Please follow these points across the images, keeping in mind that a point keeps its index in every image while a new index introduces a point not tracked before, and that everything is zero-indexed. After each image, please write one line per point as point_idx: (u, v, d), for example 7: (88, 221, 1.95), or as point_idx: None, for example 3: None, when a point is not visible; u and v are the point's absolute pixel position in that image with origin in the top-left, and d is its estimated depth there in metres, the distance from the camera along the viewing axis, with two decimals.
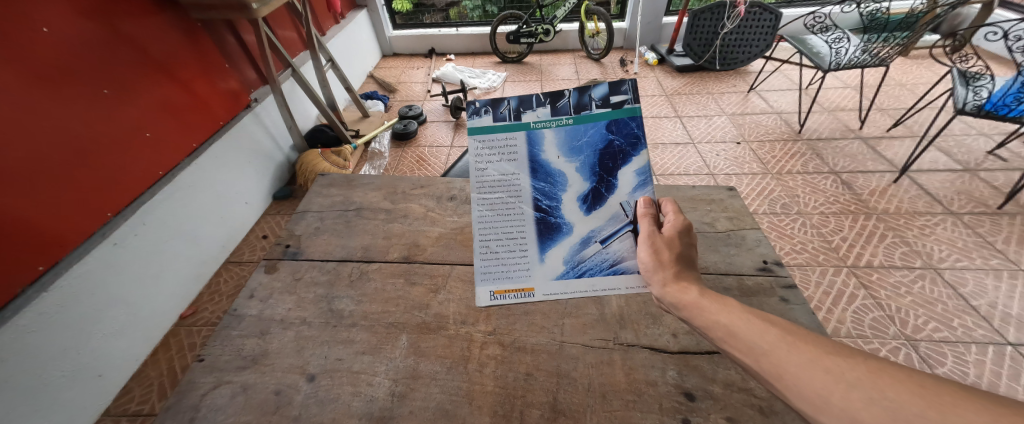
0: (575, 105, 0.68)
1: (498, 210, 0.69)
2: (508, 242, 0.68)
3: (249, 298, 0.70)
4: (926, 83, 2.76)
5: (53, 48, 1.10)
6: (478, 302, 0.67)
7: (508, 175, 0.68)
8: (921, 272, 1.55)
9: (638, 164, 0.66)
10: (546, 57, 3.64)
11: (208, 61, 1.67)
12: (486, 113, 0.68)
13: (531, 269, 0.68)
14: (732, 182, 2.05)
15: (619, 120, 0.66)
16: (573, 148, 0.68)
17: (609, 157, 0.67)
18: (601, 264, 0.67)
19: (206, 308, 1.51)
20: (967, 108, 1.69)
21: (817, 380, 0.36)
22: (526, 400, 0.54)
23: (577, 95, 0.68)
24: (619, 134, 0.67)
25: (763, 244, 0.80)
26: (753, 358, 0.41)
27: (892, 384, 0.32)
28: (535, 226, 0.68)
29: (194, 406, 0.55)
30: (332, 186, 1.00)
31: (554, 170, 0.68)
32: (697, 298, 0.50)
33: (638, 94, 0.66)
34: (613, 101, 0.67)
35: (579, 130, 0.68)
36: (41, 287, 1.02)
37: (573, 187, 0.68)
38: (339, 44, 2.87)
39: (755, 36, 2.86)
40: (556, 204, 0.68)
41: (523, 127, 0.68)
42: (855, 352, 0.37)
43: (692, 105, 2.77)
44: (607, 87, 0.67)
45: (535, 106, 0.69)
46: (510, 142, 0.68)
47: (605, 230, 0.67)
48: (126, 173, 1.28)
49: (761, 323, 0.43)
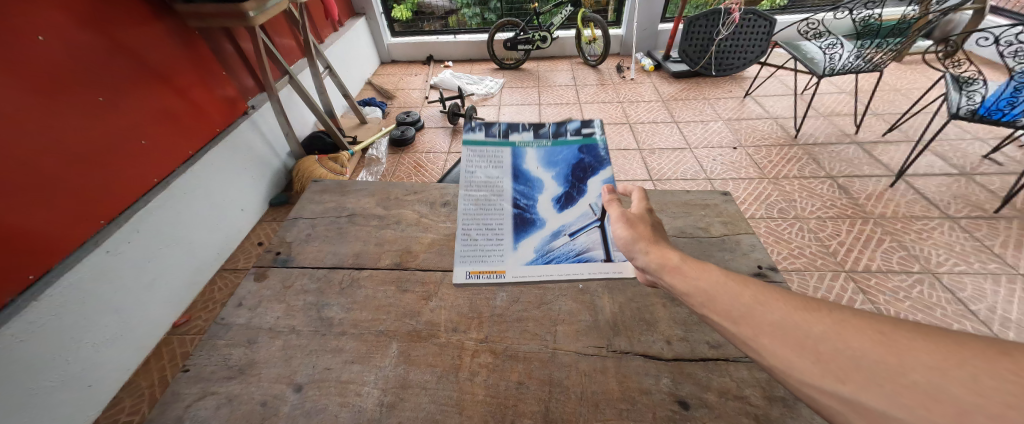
0: (554, 132, 0.79)
1: (478, 205, 0.72)
2: (484, 231, 0.69)
3: (238, 307, 0.70)
4: (919, 88, 2.78)
5: (49, 57, 1.10)
6: (456, 278, 0.66)
7: (492, 178, 0.74)
8: (919, 277, 1.54)
9: (605, 175, 0.73)
10: (544, 63, 3.67)
11: (206, 69, 1.68)
12: (479, 131, 0.79)
13: (504, 251, 0.67)
14: (729, 187, 2.05)
15: (589, 145, 0.77)
16: (550, 162, 0.76)
17: (580, 169, 0.74)
18: (570, 252, 0.66)
19: (199, 316, 1.49)
20: (962, 112, 1.71)
21: (789, 338, 0.35)
22: (517, 410, 0.53)
23: (555, 126, 0.80)
24: (588, 155, 0.76)
25: (758, 249, 0.79)
26: (727, 319, 0.40)
27: (853, 332, 0.32)
28: (511, 219, 0.71)
29: (177, 418, 0.54)
30: (325, 193, 0.99)
31: (533, 177, 0.74)
32: (676, 261, 0.48)
33: (603, 131, 0.79)
34: (583, 132, 0.79)
35: (556, 150, 0.77)
36: (30, 296, 1.01)
37: (548, 190, 0.73)
38: (337, 51, 2.89)
39: (749, 43, 2.88)
40: (532, 203, 0.72)
41: (509, 145, 0.78)
42: (822, 303, 0.36)
43: (688, 110, 2.78)
44: (579, 123, 0.80)
45: (520, 130, 0.80)
46: (497, 154, 0.77)
47: (575, 223, 0.69)
48: (121, 181, 1.28)
49: (735, 283, 0.42)
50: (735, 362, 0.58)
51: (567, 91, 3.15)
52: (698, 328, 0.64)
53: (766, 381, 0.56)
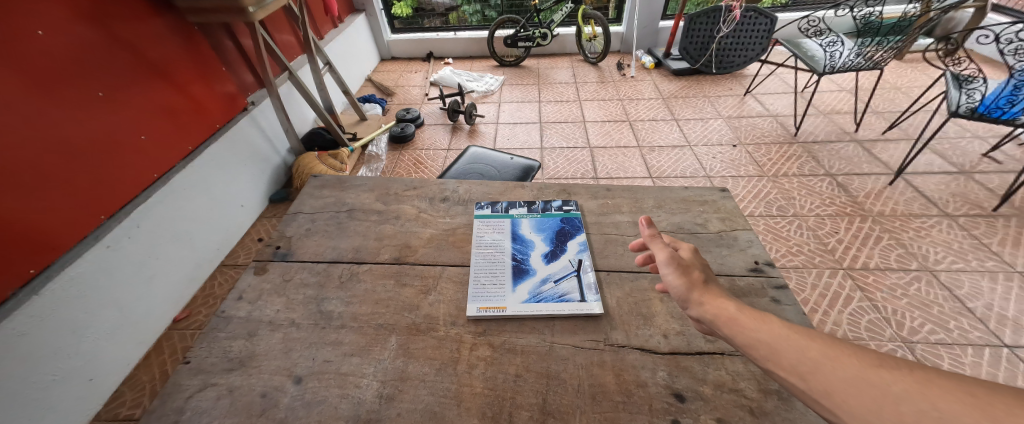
0: (541, 208, 0.92)
1: (481, 256, 0.78)
2: (485, 276, 0.74)
3: (238, 300, 0.70)
4: (920, 86, 2.77)
5: (47, 50, 1.10)
6: (466, 313, 0.66)
7: (493, 239, 0.83)
8: (917, 274, 1.55)
9: (581, 239, 0.83)
10: (544, 61, 3.66)
11: (205, 65, 1.68)
12: (485, 208, 0.93)
13: (501, 293, 0.70)
14: (728, 184, 2.06)
15: (569, 218, 0.89)
16: (539, 229, 0.86)
17: (562, 234, 0.84)
18: (557, 294, 0.69)
19: (200, 312, 1.50)
20: (960, 110, 1.71)
21: (865, 396, 0.35)
22: (515, 402, 0.54)
23: (542, 204, 0.93)
24: (568, 224, 0.87)
25: (755, 245, 0.80)
26: (799, 378, 0.40)
27: (941, 395, 0.32)
28: (508, 268, 0.76)
29: (178, 409, 0.54)
30: (325, 188, 1.00)
31: (525, 238, 0.83)
32: (736, 314, 0.48)
33: (579, 207, 0.92)
34: (563, 209, 0.92)
35: (544, 221, 0.88)
36: (31, 291, 1.01)
37: (538, 248, 0.80)
38: (337, 47, 2.89)
39: (750, 40, 2.89)
40: (524, 256, 0.78)
41: (508, 217, 0.90)
42: (901, 362, 0.36)
43: (688, 108, 2.78)
44: (560, 201, 0.94)
45: (517, 207, 0.93)
46: (497, 224, 0.88)
47: (559, 272, 0.74)
48: (121, 176, 1.28)
49: (803, 337, 0.43)
50: (731, 357, 0.59)
51: (567, 89, 3.15)
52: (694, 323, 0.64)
53: (761, 375, 0.56)
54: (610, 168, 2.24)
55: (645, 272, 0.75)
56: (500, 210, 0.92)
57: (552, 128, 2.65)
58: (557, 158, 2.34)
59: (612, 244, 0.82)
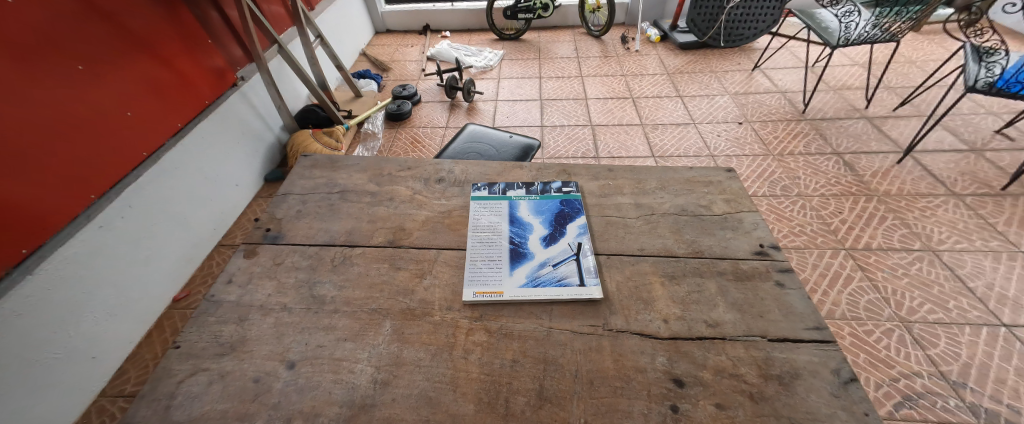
0: (540, 190, 0.89)
1: (480, 239, 0.76)
2: (485, 258, 0.72)
3: (228, 283, 0.69)
4: (936, 60, 2.67)
5: (26, 20, 1.03)
6: (463, 298, 0.65)
7: (492, 222, 0.80)
8: (920, 254, 1.53)
9: (580, 222, 0.80)
10: (545, 34, 3.53)
11: (191, 38, 1.61)
12: (484, 189, 0.90)
13: (497, 277, 0.68)
14: (732, 164, 2.01)
15: (568, 200, 0.86)
16: (537, 211, 0.83)
17: (561, 217, 0.81)
18: (555, 278, 0.68)
19: (199, 291, 1.51)
20: (978, 85, 1.64)
21: None
22: (511, 388, 0.53)
23: (542, 185, 0.90)
24: (568, 206, 0.84)
25: (761, 228, 0.77)
26: None
27: None
28: (506, 252, 0.73)
29: (169, 394, 0.53)
30: (316, 168, 0.97)
31: (524, 221, 0.80)
32: None
33: (579, 190, 0.89)
34: (562, 190, 0.89)
35: (542, 203, 0.86)
36: (25, 270, 0.99)
37: (536, 231, 0.78)
38: (330, 17, 2.77)
39: (761, 11, 2.76)
40: (522, 240, 0.76)
41: (505, 199, 0.87)
42: None
43: (693, 84, 2.69)
44: (560, 183, 0.91)
45: (516, 188, 0.90)
46: (496, 206, 0.85)
47: (558, 256, 0.72)
48: (109, 153, 1.24)
49: None
50: (732, 341, 0.58)
51: (569, 64, 3.05)
52: (695, 308, 0.63)
53: (763, 360, 0.55)
54: (611, 147, 2.19)
55: (647, 256, 0.73)
56: (497, 192, 0.89)
57: (553, 105, 2.57)
58: (558, 136, 2.29)
59: (612, 226, 0.80)
